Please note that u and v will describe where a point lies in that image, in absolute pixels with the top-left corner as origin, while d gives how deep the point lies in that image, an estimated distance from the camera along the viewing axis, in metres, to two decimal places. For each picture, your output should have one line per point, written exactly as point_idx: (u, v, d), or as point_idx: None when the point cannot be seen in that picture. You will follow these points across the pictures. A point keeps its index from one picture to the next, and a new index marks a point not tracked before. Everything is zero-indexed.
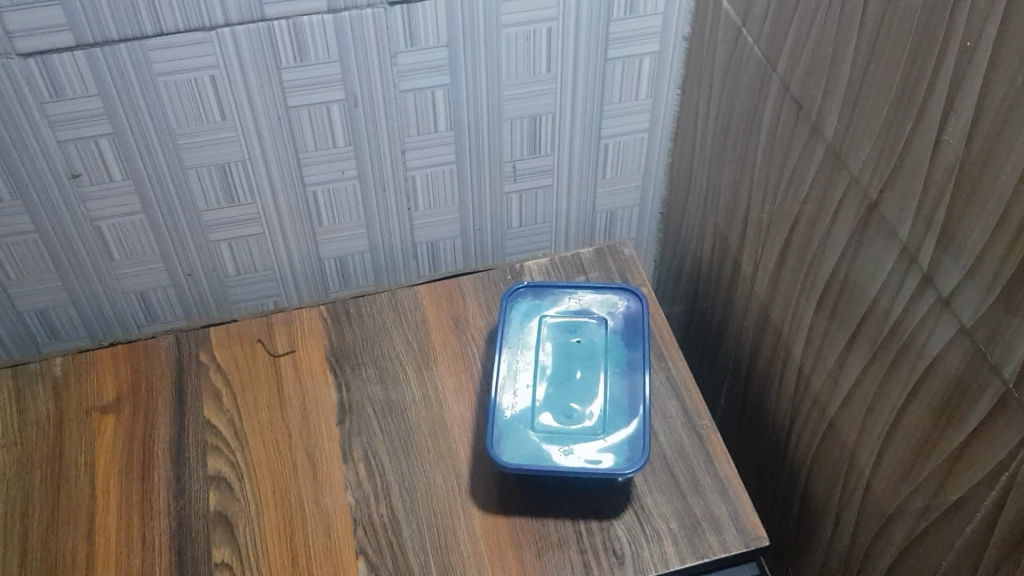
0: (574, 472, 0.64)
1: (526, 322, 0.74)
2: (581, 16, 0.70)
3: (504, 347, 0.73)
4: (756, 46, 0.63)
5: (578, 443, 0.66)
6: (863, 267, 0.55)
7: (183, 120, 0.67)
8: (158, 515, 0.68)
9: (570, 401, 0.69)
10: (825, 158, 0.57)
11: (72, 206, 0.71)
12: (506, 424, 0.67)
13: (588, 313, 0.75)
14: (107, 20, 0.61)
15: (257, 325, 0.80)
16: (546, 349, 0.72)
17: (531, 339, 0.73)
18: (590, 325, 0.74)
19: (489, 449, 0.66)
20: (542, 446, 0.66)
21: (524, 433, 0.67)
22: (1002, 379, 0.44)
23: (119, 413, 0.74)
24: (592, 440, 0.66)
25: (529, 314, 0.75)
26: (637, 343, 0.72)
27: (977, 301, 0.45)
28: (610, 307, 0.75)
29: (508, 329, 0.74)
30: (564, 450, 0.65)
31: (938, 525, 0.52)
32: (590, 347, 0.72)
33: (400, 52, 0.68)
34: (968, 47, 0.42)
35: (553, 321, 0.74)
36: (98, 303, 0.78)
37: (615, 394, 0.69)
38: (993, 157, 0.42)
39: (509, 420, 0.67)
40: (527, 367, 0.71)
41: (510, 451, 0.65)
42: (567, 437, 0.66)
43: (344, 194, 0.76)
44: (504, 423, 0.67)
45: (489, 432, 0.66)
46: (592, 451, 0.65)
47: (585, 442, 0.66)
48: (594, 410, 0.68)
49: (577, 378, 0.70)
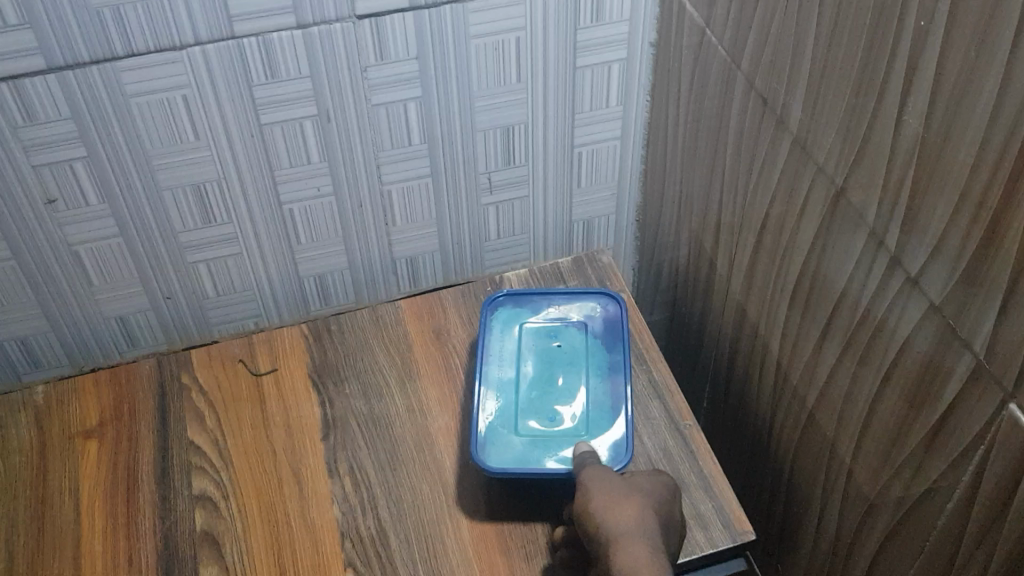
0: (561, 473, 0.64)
1: (507, 329, 0.74)
2: (548, 24, 0.71)
3: (486, 355, 0.73)
4: (719, 48, 0.64)
5: (563, 446, 0.66)
6: (833, 257, 0.56)
7: (157, 141, 0.68)
8: (145, 536, 0.68)
9: (553, 405, 0.69)
10: (792, 150, 0.58)
11: (50, 231, 0.71)
12: (489, 430, 0.67)
13: (569, 318, 0.75)
14: (77, 42, 0.61)
15: (239, 345, 0.80)
16: (528, 355, 0.73)
17: (512, 346, 0.73)
18: (571, 329, 0.74)
19: (473, 454, 0.66)
20: (527, 449, 0.66)
21: (509, 437, 0.67)
22: (973, 353, 0.45)
23: (102, 437, 0.74)
24: (577, 442, 0.66)
25: (510, 322, 0.75)
26: (618, 345, 0.73)
27: (944, 278, 0.46)
28: (589, 310, 0.75)
29: (489, 337, 0.74)
30: (549, 453, 0.66)
31: (918, 508, 0.53)
32: (571, 352, 0.73)
33: (371, 66, 0.69)
34: (922, 27, 0.43)
35: (534, 327, 0.75)
36: (78, 328, 0.78)
37: (598, 397, 0.69)
38: (951, 134, 0.43)
39: (492, 426, 0.68)
40: (509, 374, 0.71)
41: (494, 455, 0.66)
42: (552, 440, 0.66)
43: (320, 211, 0.77)
44: (489, 429, 0.67)
45: (472, 439, 0.66)
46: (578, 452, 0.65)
47: (572, 445, 0.66)
48: (578, 412, 0.68)
49: (560, 383, 0.71)
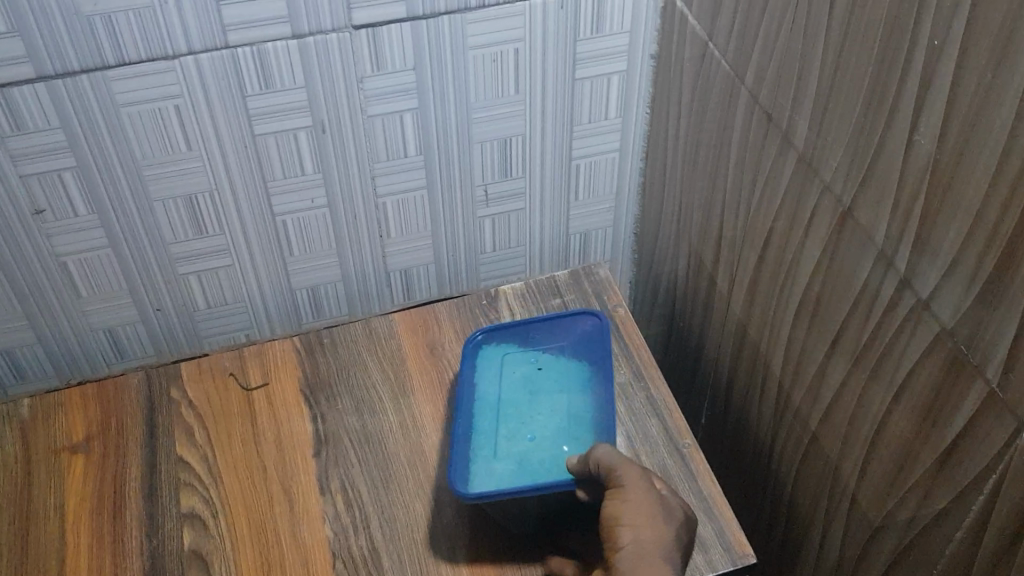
0: (545, 487, 0.61)
1: (486, 363, 0.73)
2: (547, 36, 0.70)
3: (466, 388, 0.71)
4: (722, 61, 0.63)
5: (544, 461, 0.64)
6: (838, 277, 0.55)
7: (148, 152, 0.67)
8: (131, 555, 0.66)
9: (533, 424, 0.67)
10: (797, 167, 0.57)
11: (37, 242, 0.69)
12: (469, 458, 0.65)
13: (548, 342, 0.74)
14: (68, 50, 0.60)
15: (229, 359, 0.78)
16: (507, 379, 0.71)
17: (492, 376, 0.72)
18: (551, 351, 0.73)
19: (453, 482, 0.63)
20: (509, 471, 0.64)
21: (488, 462, 0.65)
22: (986, 380, 0.44)
23: (89, 453, 0.72)
24: (558, 457, 0.64)
25: (489, 355, 0.74)
26: (600, 364, 0.71)
27: (956, 301, 0.45)
28: (569, 334, 0.74)
29: (468, 371, 0.73)
30: (532, 470, 0.63)
31: (926, 535, 0.52)
32: (552, 372, 0.71)
33: (368, 76, 0.67)
34: (936, 46, 0.42)
35: (513, 355, 0.73)
36: (65, 341, 0.77)
37: (579, 412, 0.68)
38: (965, 156, 0.42)
39: (471, 453, 0.66)
40: (489, 399, 0.70)
41: (475, 480, 0.63)
42: (534, 458, 0.64)
43: (314, 222, 0.75)
44: (468, 457, 0.65)
45: (452, 468, 0.64)
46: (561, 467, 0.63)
47: (553, 460, 0.64)
48: (559, 428, 0.66)
49: (541, 402, 0.69)
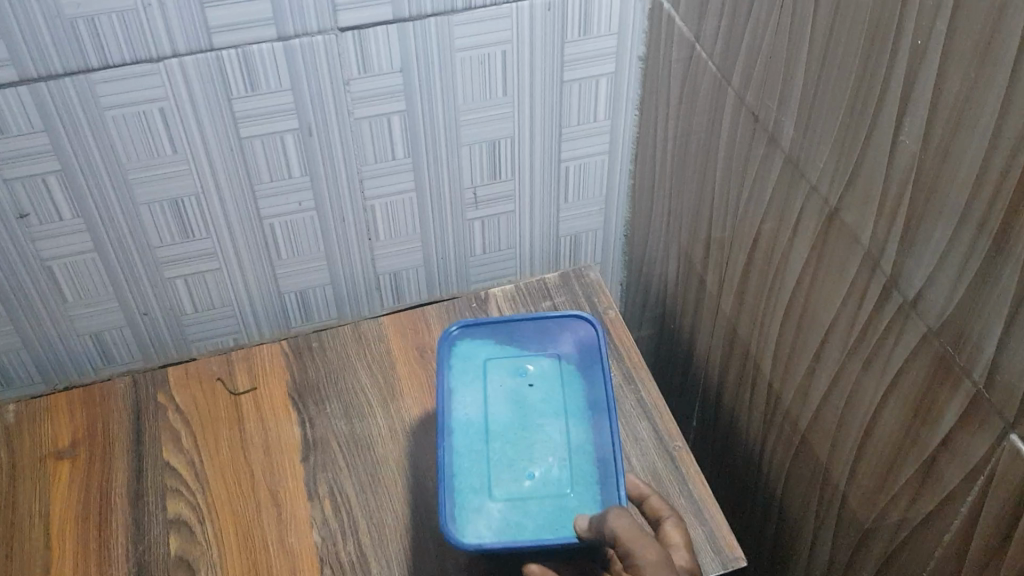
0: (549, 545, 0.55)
1: (467, 370, 0.65)
2: (534, 37, 0.69)
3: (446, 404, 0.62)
4: (709, 62, 0.63)
5: (547, 510, 0.57)
6: (826, 279, 0.54)
7: (133, 155, 0.66)
8: (117, 562, 0.66)
9: (529, 459, 0.60)
10: (784, 168, 0.56)
11: (22, 247, 0.69)
12: (457, 498, 0.58)
13: (535, 348, 0.66)
14: (51, 53, 0.59)
15: (217, 363, 0.78)
16: (495, 400, 0.63)
17: (475, 388, 0.64)
18: (542, 366, 0.65)
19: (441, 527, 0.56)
20: (506, 513, 0.57)
21: (479, 501, 0.57)
22: (972, 381, 0.44)
23: (75, 458, 0.72)
24: (563, 506, 0.57)
25: (470, 359, 0.65)
26: (598, 381, 0.63)
27: (942, 302, 0.45)
28: (560, 338, 0.66)
29: (446, 380, 0.64)
30: (531, 520, 0.56)
31: (915, 537, 0.51)
32: (546, 391, 0.63)
33: (354, 78, 0.67)
34: (920, 46, 0.42)
35: (499, 364, 0.65)
36: (52, 346, 0.76)
37: (580, 443, 0.60)
38: (950, 156, 0.42)
39: (461, 491, 0.58)
40: (475, 422, 0.62)
41: (465, 526, 0.56)
42: (532, 501, 0.57)
43: (302, 225, 0.75)
44: (457, 494, 0.58)
45: (439, 512, 0.56)
46: (563, 513, 0.57)
47: (555, 507, 0.57)
48: (559, 466, 0.59)
49: (535, 430, 0.61)
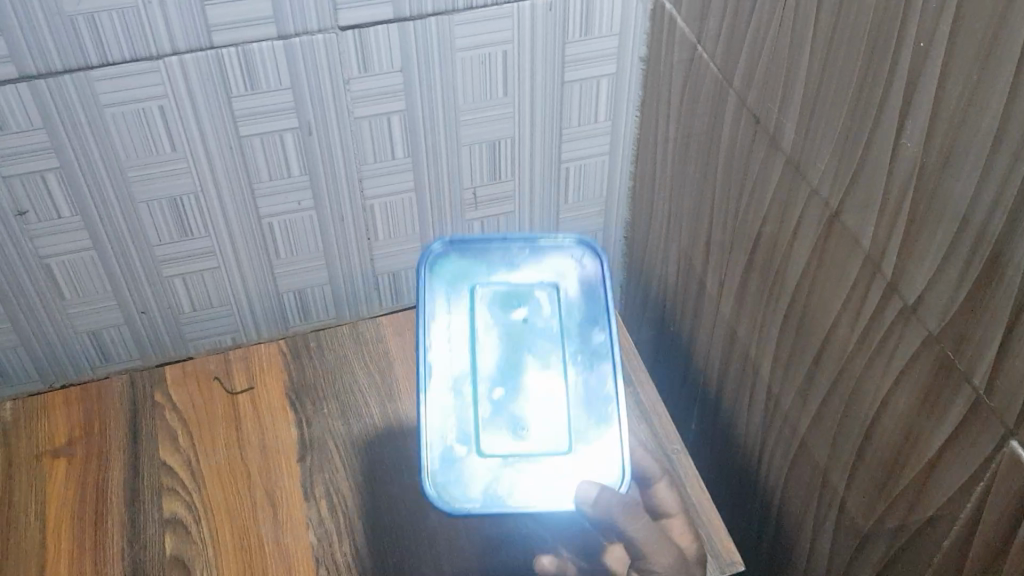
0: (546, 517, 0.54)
1: (453, 294, 0.61)
2: (536, 37, 0.69)
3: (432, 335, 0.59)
4: (711, 64, 0.63)
5: (539, 473, 0.56)
6: (826, 282, 0.54)
7: (132, 153, 0.66)
8: (112, 561, 0.65)
9: (521, 409, 0.58)
10: (785, 171, 0.56)
11: (20, 244, 0.68)
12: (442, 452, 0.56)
13: (530, 277, 0.63)
14: (50, 50, 0.59)
15: (214, 362, 0.78)
16: (483, 332, 0.60)
17: (462, 317, 0.61)
18: (537, 297, 0.62)
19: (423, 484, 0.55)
20: (494, 474, 0.56)
21: (466, 453, 0.56)
22: (973, 387, 0.43)
23: (71, 456, 0.72)
24: (557, 470, 0.56)
25: (457, 284, 0.62)
26: (597, 323, 0.62)
27: (943, 307, 0.44)
28: (557, 268, 0.64)
29: (432, 304, 0.61)
30: (522, 482, 0.56)
31: (913, 543, 0.51)
32: (540, 328, 0.61)
33: (354, 77, 0.67)
34: (922, 48, 0.42)
35: (489, 293, 0.62)
36: (50, 344, 0.76)
37: (576, 396, 0.59)
38: (951, 160, 0.41)
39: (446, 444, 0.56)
40: (461, 357, 0.59)
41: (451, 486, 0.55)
42: (524, 463, 0.56)
43: (301, 225, 0.75)
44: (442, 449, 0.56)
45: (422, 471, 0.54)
46: (557, 479, 0.56)
47: (548, 469, 0.56)
48: (553, 421, 0.58)
49: (528, 374, 0.59)
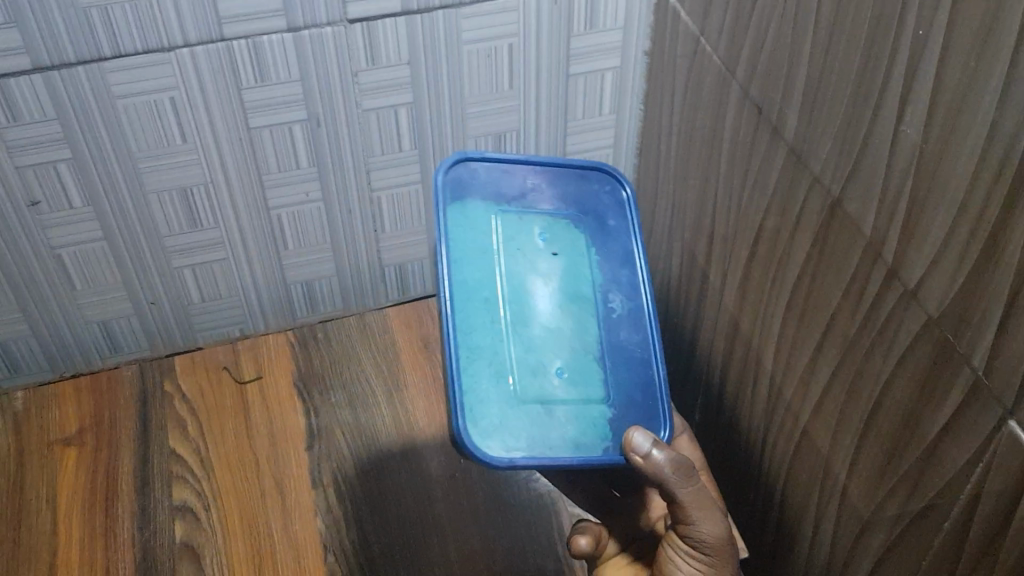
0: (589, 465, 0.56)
1: (482, 220, 0.61)
2: (541, 30, 0.70)
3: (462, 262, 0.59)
4: (715, 56, 0.63)
5: (576, 417, 0.58)
6: (827, 270, 0.55)
7: (143, 144, 0.67)
8: (122, 547, 0.66)
9: (553, 348, 0.59)
10: (787, 161, 0.57)
11: (32, 234, 0.69)
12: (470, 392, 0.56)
13: (545, 204, 0.64)
14: (64, 42, 0.60)
15: (223, 353, 0.80)
16: (514, 263, 0.61)
17: (494, 245, 0.60)
18: (564, 234, 0.63)
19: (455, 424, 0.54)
20: (530, 418, 0.57)
21: (498, 391, 0.56)
22: (972, 368, 0.44)
23: (82, 445, 0.73)
24: (592, 415, 0.59)
25: (486, 210, 0.62)
26: (624, 269, 0.64)
27: (942, 290, 0.45)
28: (584, 206, 0.65)
29: (460, 228, 0.60)
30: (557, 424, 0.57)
31: (914, 526, 0.52)
32: (570, 266, 0.62)
33: (362, 70, 0.68)
34: (921, 35, 0.42)
35: (518, 224, 0.62)
36: (61, 335, 0.76)
37: (607, 340, 0.61)
38: (950, 146, 0.42)
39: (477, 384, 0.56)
40: (483, 282, 0.59)
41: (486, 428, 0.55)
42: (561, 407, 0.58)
43: (309, 216, 0.75)
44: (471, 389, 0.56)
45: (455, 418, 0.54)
46: (593, 420, 0.58)
47: (582, 412, 0.58)
48: (586, 365, 0.60)
49: (561, 312, 0.61)
